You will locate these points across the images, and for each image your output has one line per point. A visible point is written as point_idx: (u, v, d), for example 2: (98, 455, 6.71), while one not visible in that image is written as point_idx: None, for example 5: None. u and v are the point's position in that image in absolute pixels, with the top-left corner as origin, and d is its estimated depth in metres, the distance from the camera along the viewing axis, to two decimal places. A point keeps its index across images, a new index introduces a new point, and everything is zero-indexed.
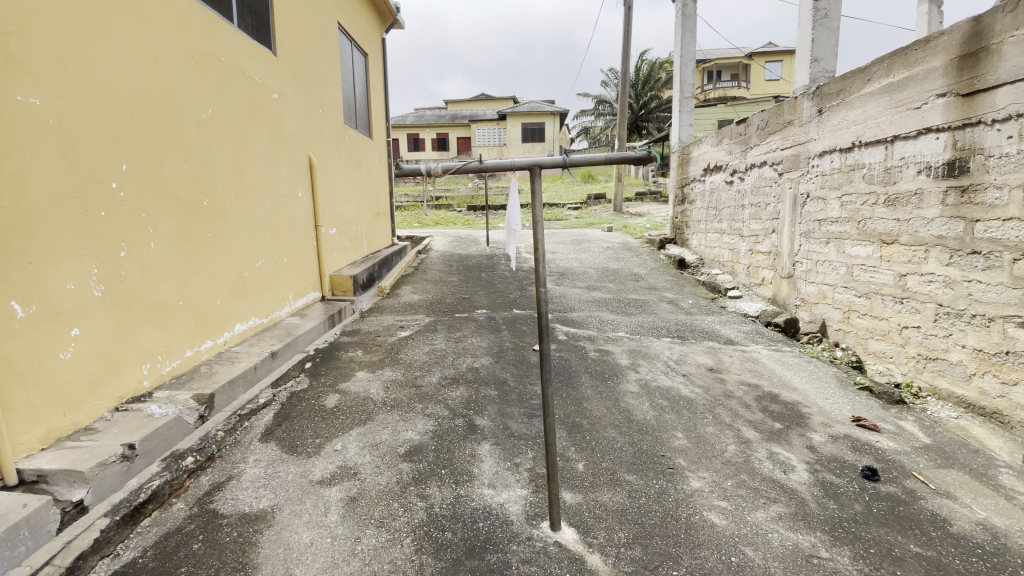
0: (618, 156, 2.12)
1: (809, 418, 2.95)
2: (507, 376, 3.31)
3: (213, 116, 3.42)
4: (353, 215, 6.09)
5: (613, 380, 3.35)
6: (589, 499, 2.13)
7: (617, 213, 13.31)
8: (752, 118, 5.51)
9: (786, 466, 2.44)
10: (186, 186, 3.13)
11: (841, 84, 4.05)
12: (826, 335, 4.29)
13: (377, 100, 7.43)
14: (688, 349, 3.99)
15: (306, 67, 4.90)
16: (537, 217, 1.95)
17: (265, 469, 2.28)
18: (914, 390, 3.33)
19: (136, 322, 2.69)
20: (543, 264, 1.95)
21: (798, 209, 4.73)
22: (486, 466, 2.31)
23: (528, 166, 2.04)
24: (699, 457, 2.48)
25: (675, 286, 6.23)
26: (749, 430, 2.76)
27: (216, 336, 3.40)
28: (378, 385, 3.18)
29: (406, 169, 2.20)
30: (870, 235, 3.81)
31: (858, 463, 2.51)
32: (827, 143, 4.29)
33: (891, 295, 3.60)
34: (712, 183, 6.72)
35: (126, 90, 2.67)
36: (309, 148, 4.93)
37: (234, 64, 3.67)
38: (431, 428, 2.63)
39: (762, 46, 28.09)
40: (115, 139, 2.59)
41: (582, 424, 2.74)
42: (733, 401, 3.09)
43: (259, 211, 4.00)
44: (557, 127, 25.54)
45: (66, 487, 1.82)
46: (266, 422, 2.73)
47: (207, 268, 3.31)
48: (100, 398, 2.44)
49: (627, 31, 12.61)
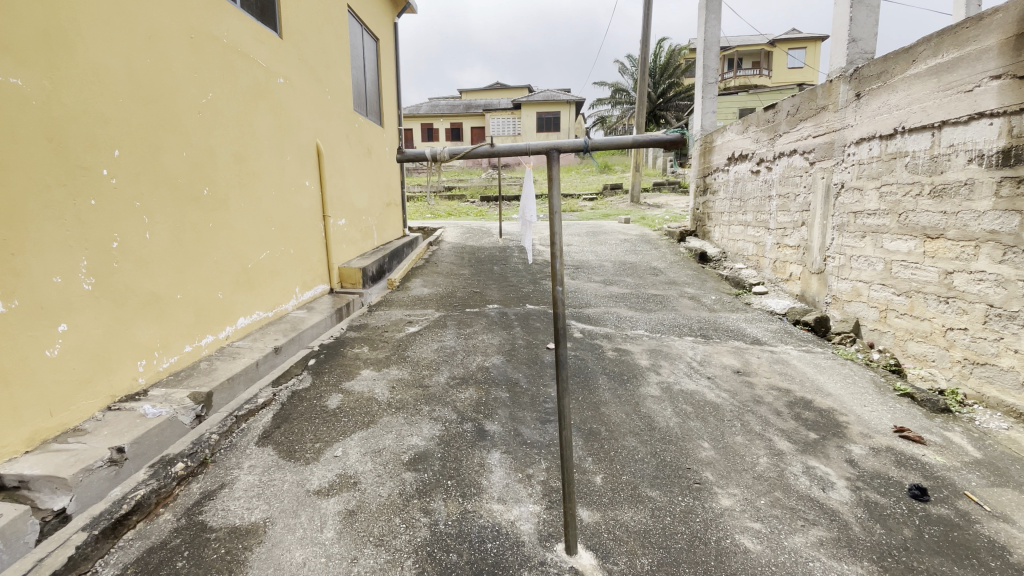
0: (645, 139, 1.89)
1: (846, 427, 2.71)
2: (519, 377, 3.12)
3: (214, 100, 3.26)
4: (362, 206, 5.92)
5: (633, 382, 3.14)
6: (608, 519, 1.93)
7: (635, 204, 12.96)
8: (781, 103, 5.20)
9: (824, 482, 2.23)
10: (185, 174, 2.99)
11: (882, 65, 3.75)
12: (859, 335, 4.02)
13: (389, 87, 7.22)
14: (713, 349, 3.76)
15: (314, 51, 4.72)
16: (556, 208, 1.75)
17: (259, 476, 2.13)
18: (959, 397, 3.07)
19: (131, 317, 2.57)
20: (561, 260, 1.74)
21: (831, 200, 4.44)
22: (496, 478, 2.13)
23: (545, 149, 1.82)
24: (728, 471, 2.27)
25: (696, 281, 5.97)
26: (781, 441, 2.54)
27: (218, 330, 3.27)
28: (383, 384, 3.01)
29: (409, 155, 2.00)
30: (912, 228, 3.53)
31: (904, 481, 2.28)
32: (865, 129, 3.99)
33: (935, 294, 3.33)
34: (736, 173, 6.40)
35: (118, 70, 2.52)
36: (317, 135, 4.76)
37: (236, 45, 3.50)
38: (437, 434, 2.45)
39: (786, 32, 27.18)
40: (106, 123, 2.44)
41: (600, 431, 2.55)
42: (763, 408, 2.87)
43: (263, 200, 3.84)
44: (572, 116, 25.15)
45: (48, 494, 1.72)
46: (264, 424, 2.57)
47: (207, 259, 3.17)
48: (90, 397, 2.33)
49: (649, 15, 12.19)
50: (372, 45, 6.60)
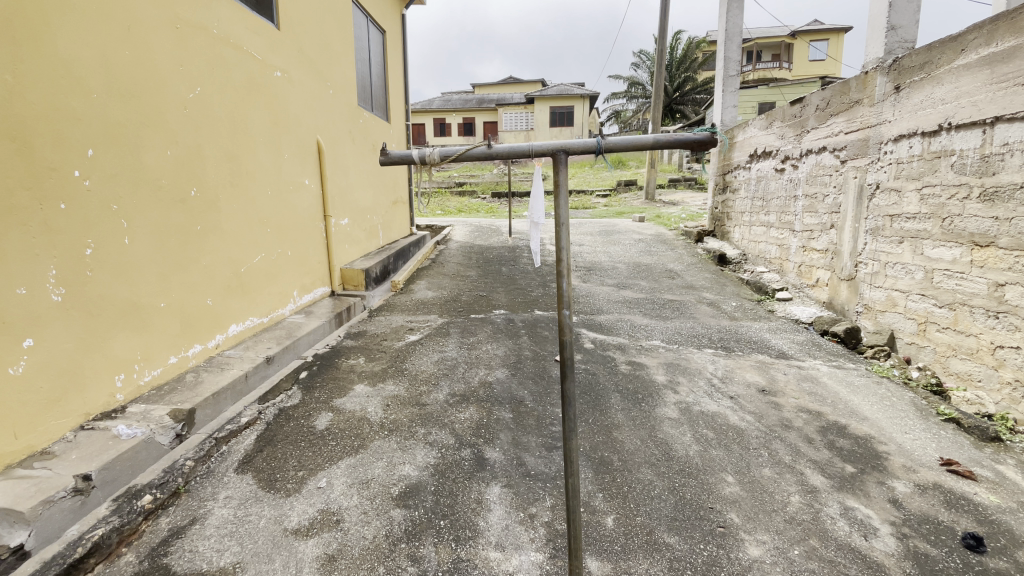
0: (669, 138, 1.61)
1: (886, 459, 2.44)
2: (524, 394, 2.89)
3: (202, 95, 3.07)
4: (366, 205, 5.72)
5: (648, 402, 2.88)
6: (620, 572, 1.70)
7: (650, 201, 12.61)
8: (809, 97, 4.87)
9: (865, 528, 1.97)
10: (169, 174, 2.81)
11: (925, 55, 3.43)
12: (894, 348, 3.72)
13: (396, 81, 6.99)
14: (735, 363, 3.48)
15: (315, 43, 4.52)
16: (563, 218, 1.51)
17: (234, 511, 1.93)
18: (1010, 423, 2.76)
19: (107, 328, 2.39)
20: (568, 279, 1.53)
21: (864, 202, 4.13)
22: (495, 518, 1.91)
23: (550, 150, 1.58)
24: (755, 512, 2.02)
25: (715, 285, 5.67)
26: (815, 475, 2.28)
27: (207, 340, 3.09)
28: (377, 402, 2.80)
29: (395, 155, 1.76)
30: (958, 235, 3.22)
31: (956, 528, 2.01)
32: (905, 125, 3.66)
33: (983, 307, 3.02)
34: (759, 170, 6.08)
35: (94, 63, 2.33)
36: (317, 132, 4.56)
37: (228, 36, 3.30)
38: (432, 462, 2.24)
39: (808, 24, 26.37)
40: (78, 120, 2.25)
41: (611, 461, 2.31)
42: (792, 434, 2.61)
43: (258, 201, 3.65)
44: (586, 110, 24.71)
45: (5, 529, 1.54)
46: (246, 447, 2.38)
47: (196, 265, 3.00)
48: (61, 417, 2.16)
49: (667, 5, 11.79)
50: (378, 37, 6.37)
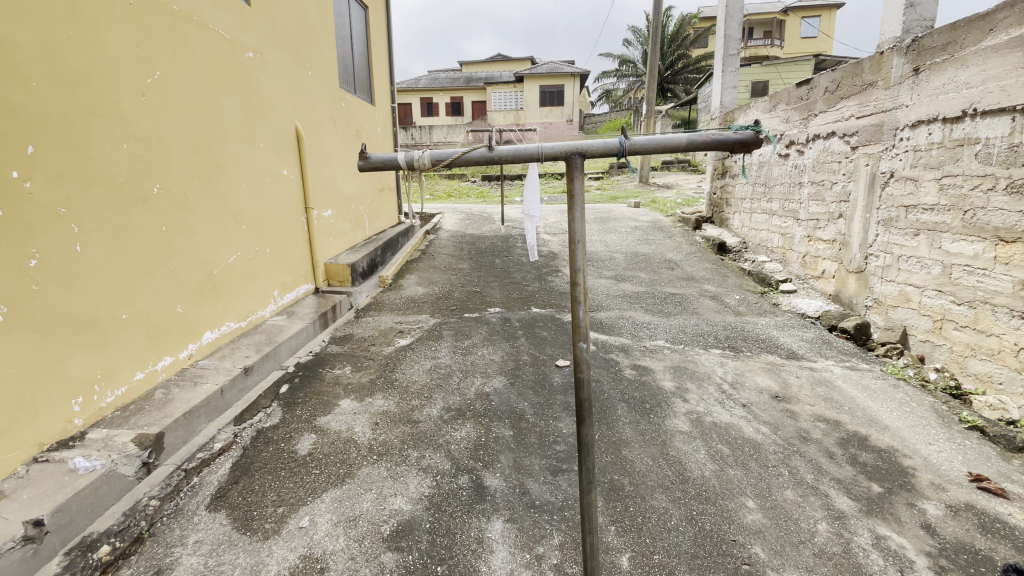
0: (703, 138, 1.39)
1: (913, 476, 2.28)
2: (524, 407, 2.69)
3: (163, 80, 2.75)
4: (351, 194, 5.41)
5: (657, 413, 2.70)
6: None
7: (644, 184, 12.36)
8: (818, 79, 4.62)
9: (901, 562, 1.80)
10: (127, 170, 2.51)
11: (949, 34, 3.20)
12: (907, 346, 3.58)
13: (380, 61, 6.61)
14: (744, 365, 3.30)
15: (291, 20, 4.16)
16: (579, 234, 1.30)
17: (205, 560, 1.72)
18: None
19: (61, 347, 2.13)
20: (584, 306, 1.33)
21: (877, 191, 3.94)
22: (498, 562, 1.71)
23: (565, 153, 1.36)
24: (782, 545, 1.85)
25: (716, 276, 5.48)
26: (840, 498, 2.12)
27: (178, 350, 2.84)
28: (365, 420, 2.59)
29: (377, 160, 1.54)
30: (980, 229, 3.04)
31: (995, 557, 1.85)
32: (924, 110, 3.44)
33: (1007, 307, 2.86)
34: (761, 156, 5.85)
35: (32, 47, 2.02)
36: (295, 118, 4.23)
37: (191, 13, 2.97)
38: (426, 492, 2.04)
39: None
40: (15, 114, 1.96)
41: (623, 487, 2.12)
42: (812, 448, 2.45)
43: (230, 195, 3.35)
44: (577, 89, 24.13)
45: None
46: (219, 478, 2.15)
47: (162, 269, 2.72)
48: (11, 449, 1.92)
49: None
50: (359, 14, 5.97)
